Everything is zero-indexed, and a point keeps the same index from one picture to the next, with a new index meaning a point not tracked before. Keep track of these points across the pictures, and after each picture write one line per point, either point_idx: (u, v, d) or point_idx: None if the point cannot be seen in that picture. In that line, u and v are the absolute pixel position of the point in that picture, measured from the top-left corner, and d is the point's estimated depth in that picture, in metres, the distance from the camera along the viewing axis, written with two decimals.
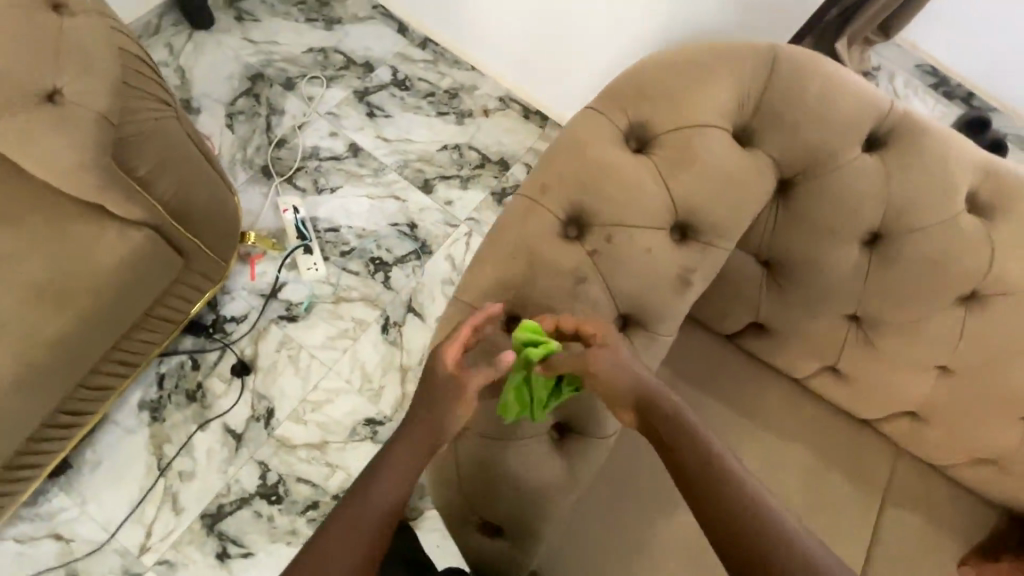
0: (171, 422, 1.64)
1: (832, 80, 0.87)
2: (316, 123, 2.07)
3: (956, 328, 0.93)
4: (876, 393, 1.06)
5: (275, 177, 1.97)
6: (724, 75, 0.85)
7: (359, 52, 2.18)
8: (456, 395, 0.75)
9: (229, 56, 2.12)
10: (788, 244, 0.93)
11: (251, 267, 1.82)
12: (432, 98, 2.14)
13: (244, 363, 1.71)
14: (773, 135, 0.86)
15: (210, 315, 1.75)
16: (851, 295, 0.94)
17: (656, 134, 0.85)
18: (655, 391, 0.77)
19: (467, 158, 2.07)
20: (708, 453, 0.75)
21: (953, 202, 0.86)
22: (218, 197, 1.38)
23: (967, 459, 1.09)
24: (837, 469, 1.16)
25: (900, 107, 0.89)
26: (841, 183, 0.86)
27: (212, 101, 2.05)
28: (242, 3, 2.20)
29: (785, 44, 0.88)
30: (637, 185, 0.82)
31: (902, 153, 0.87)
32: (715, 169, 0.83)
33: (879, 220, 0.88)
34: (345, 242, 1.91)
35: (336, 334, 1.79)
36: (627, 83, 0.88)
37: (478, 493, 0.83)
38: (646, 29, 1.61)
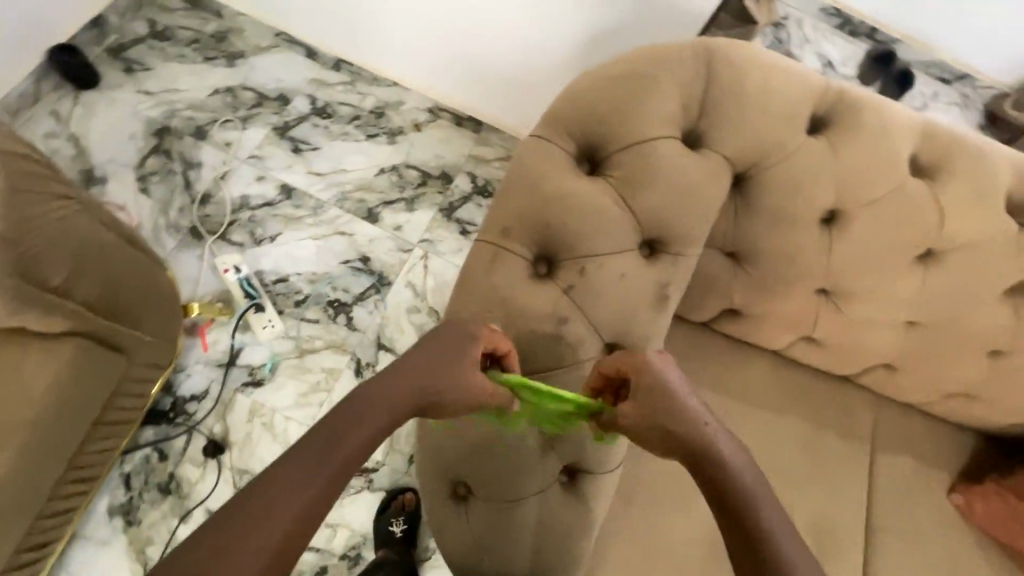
0: (149, 522, 1.53)
1: (767, 69, 0.87)
2: (239, 170, 1.94)
3: (916, 284, 0.96)
4: (854, 355, 1.09)
5: (206, 236, 1.84)
6: (663, 82, 0.84)
7: (269, 85, 2.04)
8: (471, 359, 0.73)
9: (127, 113, 1.94)
10: (751, 234, 0.93)
11: (201, 338, 1.71)
12: (358, 121, 2.04)
13: (215, 442, 1.61)
14: (720, 134, 0.85)
15: (168, 399, 1.64)
16: (818, 272, 0.96)
17: (607, 154, 0.84)
18: (694, 415, 0.73)
19: (407, 178, 1.99)
20: (739, 485, 0.71)
21: (898, 169, 0.88)
22: (147, 275, 1.27)
23: (943, 396, 1.14)
24: (828, 430, 1.18)
25: (834, 83, 0.90)
26: (792, 169, 0.87)
27: (117, 166, 1.88)
28: (128, 52, 2.01)
29: (715, 40, 0.88)
30: (599, 211, 0.80)
31: (845, 130, 0.88)
32: (673, 179, 0.82)
33: (832, 198, 0.89)
34: (298, 291, 1.81)
35: (308, 390, 1.70)
36: (567, 105, 0.85)
37: (501, 553, 0.83)
38: (569, 21, 1.57)
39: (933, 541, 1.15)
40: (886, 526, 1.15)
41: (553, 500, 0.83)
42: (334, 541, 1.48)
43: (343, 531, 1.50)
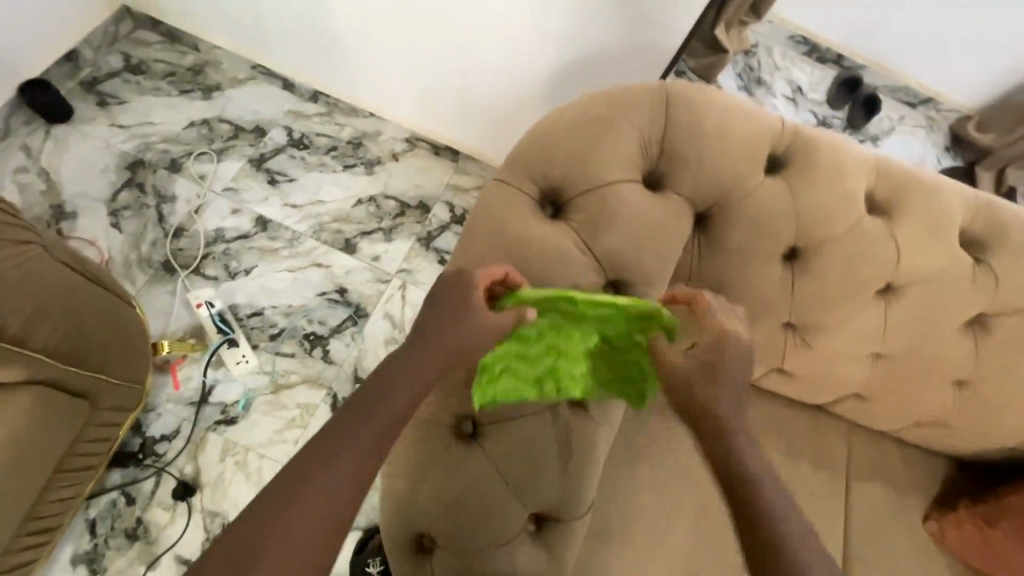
0: (114, 570, 1.47)
1: (724, 112, 0.88)
2: (214, 203, 1.92)
3: (878, 317, 0.97)
4: (822, 385, 1.09)
5: (179, 270, 1.81)
6: (623, 126, 0.85)
7: (246, 117, 2.05)
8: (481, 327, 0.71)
9: (99, 146, 1.93)
10: (715, 273, 0.94)
11: (173, 375, 1.67)
12: (335, 151, 2.04)
13: (186, 484, 1.56)
14: (679, 176, 0.86)
15: (137, 440, 1.60)
16: (782, 307, 0.97)
17: (569, 198, 0.84)
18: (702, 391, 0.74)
19: (384, 208, 1.99)
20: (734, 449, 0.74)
21: (856, 209, 0.90)
22: (117, 317, 1.25)
23: (913, 424, 1.15)
24: (802, 459, 1.18)
25: (789, 125, 0.92)
26: (752, 210, 0.88)
27: (89, 200, 1.85)
28: (103, 86, 2.01)
29: (674, 83, 0.89)
30: (562, 256, 0.80)
31: (803, 170, 0.90)
32: (635, 223, 0.83)
33: (792, 237, 0.91)
34: (273, 324, 1.78)
35: (283, 426, 1.66)
36: (529, 148, 0.86)
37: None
38: (541, 58, 1.60)
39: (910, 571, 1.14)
40: (863, 557, 1.14)
41: (520, 550, 0.81)
42: None
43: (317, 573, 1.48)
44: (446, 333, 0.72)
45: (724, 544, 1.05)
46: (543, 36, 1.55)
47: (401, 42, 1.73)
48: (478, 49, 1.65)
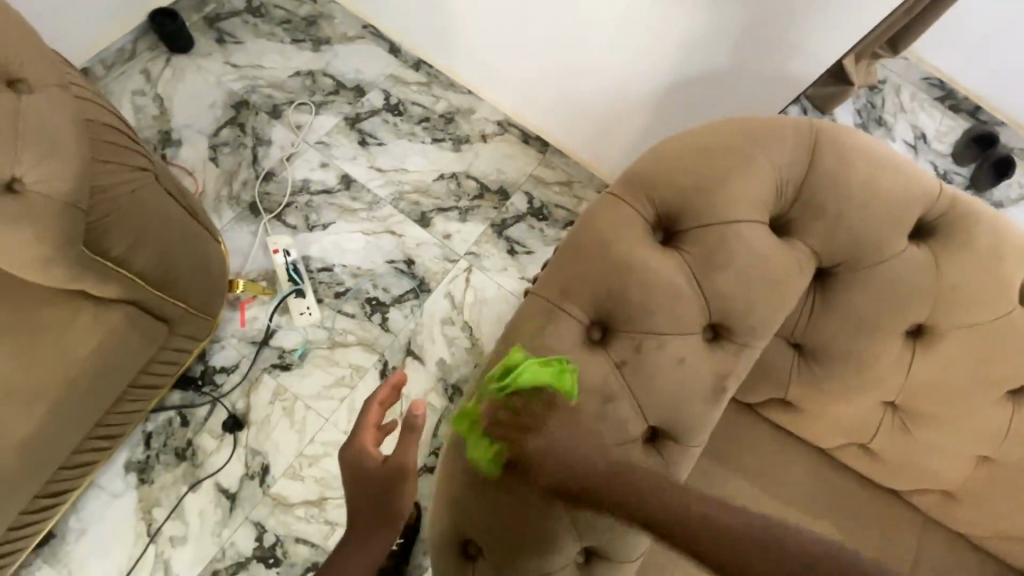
0: (160, 483, 1.56)
1: (877, 163, 0.80)
2: (306, 153, 1.97)
3: (996, 417, 0.88)
4: (912, 474, 0.99)
5: (263, 213, 1.87)
6: (762, 161, 0.78)
7: (348, 75, 2.07)
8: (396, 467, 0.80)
9: (211, 81, 2.00)
10: (825, 334, 0.86)
11: (241, 313, 1.73)
12: (427, 123, 2.04)
13: (236, 418, 1.63)
14: (811, 226, 0.79)
15: (199, 367, 1.67)
16: (892, 385, 0.88)
17: (686, 227, 0.78)
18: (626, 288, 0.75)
19: (465, 188, 1.98)
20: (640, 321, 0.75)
21: (1007, 298, 0.81)
22: (205, 252, 1.31)
23: (1003, 537, 1.03)
24: (866, 547, 1.09)
25: (948, 190, 0.82)
26: (886, 275, 0.80)
27: (194, 131, 1.94)
28: (223, 24, 2.08)
29: (825, 122, 0.82)
30: (669, 287, 0.75)
31: (953, 243, 0.80)
32: (756, 268, 0.76)
33: (922, 314, 0.82)
34: (340, 283, 1.82)
35: (332, 383, 1.70)
36: (652, 166, 0.81)
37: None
38: (653, 72, 1.53)
39: None
40: None
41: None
42: (331, 539, 1.56)
43: (340, 531, 1.57)
44: (380, 499, 0.82)
45: None
46: (658, 51, 1.47)
47: (513, 28, 1.68)
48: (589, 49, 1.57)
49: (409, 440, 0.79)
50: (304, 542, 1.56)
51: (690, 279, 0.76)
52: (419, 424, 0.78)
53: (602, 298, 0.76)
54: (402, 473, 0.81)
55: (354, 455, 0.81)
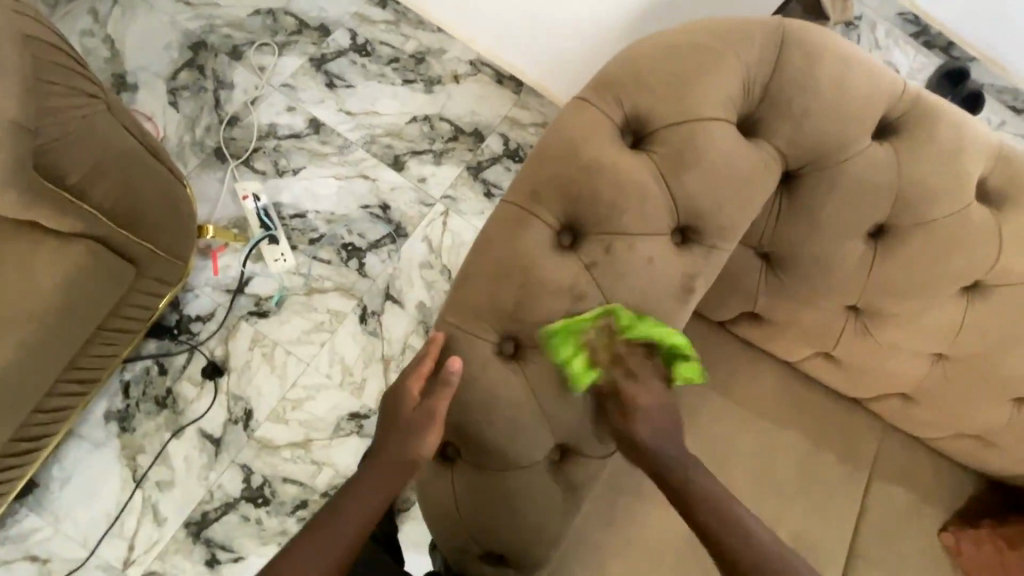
0: (142, 430, 1.56)
1: (845, 59, 0.80)
2: (271, 97, 1.89)
3: (951, 313, 0.91)
4: (871, 377, 1.04)
5: (229, 159, 1.81)
6: (731, 58, 0.77)
7: (312, 13, 1.98)
8: (428, 418, 0.75)
9: (165, 21, 1.89)
10: (790, 239, 0.88)
11: (213, 261, 1.70)
12: (397, 64, 1.97)
13: (215, 365, 1.63)
14: (779, 126, 0.79)
15: (174, 316, 1.65)
16: (854, 289, 0.91)
17: (654, 128, 0.78)
18: (596, 192, 0.76)
19: (438, 130, 1.93)
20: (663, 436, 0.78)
21: (964, 193, 0.83)
22: (172, 191, 1.27)
23: (956, 435, 1.09)
24: (828, 451, 1.16)
25: (913, 89, 0.83)
26: (849, 173, 0.81)
27: (150, 74, 1.84)
28: None
29: (794, 20, 0.81)
30: (638, 187, 0.76)
31: (915, 140, 0.82)
32: (725, 167, 0.77)
33: (884, 213, 0.84)
34: (314, 229, 1.79)
35: (311, 328, 1.70)
36: (622, 69, 0.79)
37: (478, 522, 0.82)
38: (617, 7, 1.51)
39: None
40: (869, 556, 1.13)
41: (540, 477, 0.83)
42: (318, 478, 1.59)
43: (327, 469, 1.60)
44: (393, 449, 0.77)
45: None
46: None
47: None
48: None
49: (438, 389, 0.75)
50: (292, 482, 1.58)
51: (658, 179, 0.76)
52: (454, 382, 0.74)
53: (571, 203, 0.76)
54: (428, 423, 0.76)
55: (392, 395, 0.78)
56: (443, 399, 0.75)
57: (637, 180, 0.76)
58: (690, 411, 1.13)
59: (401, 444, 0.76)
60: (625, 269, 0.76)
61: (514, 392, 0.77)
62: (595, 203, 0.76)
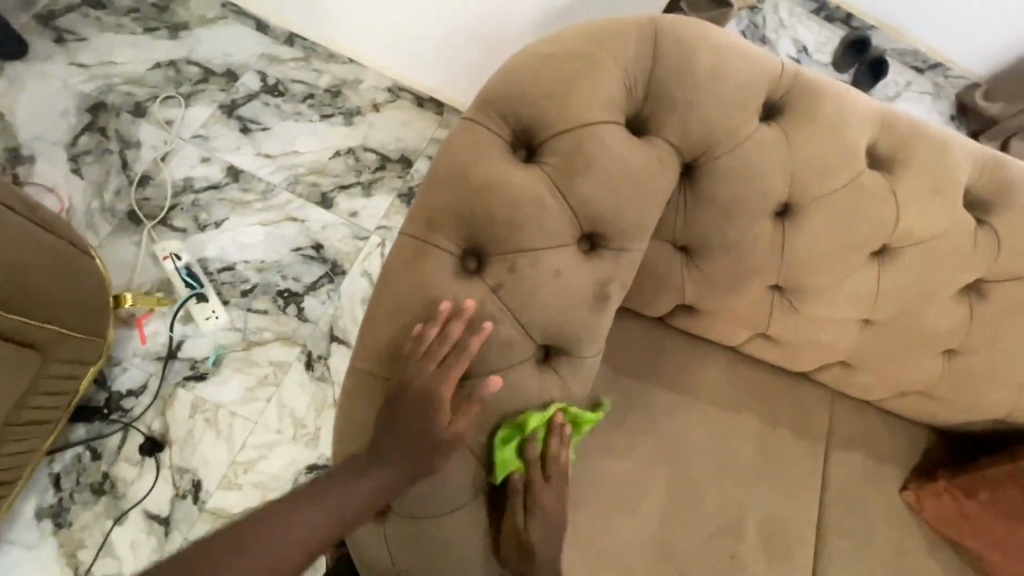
0: (81, 523, 1.45)
1: (720, 46, 0.80)
2: (182, 150, 1.82)
3: (868, 279, 0.92)
4: (806, 351, 1.05)
5: (144, 221, 1.72)
6: (608, 60, 0.77)
7: (216, 59, 1.92)
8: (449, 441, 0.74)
9: (58, 86, 1.80)
10: (700, 229, 0.88)
11: (139, 330, 1.61)
12: (312, 100, 1.92)
13: (153, 440, 1.53)
14: (667, 121, 0.79)
15: (102, 394, 1.55)
16: (773, 268, 0.92)
17: (543, 139, 0.77)
18: (492, 214, 0.74)
19: (364, 161, 1.89)
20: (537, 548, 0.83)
21: (855, 161, 0.84)
22: (73, 266, 1.20)
23: (898, 393, 1.11)
24: (783, 429, 1.16)
25: (791, 68, 0.84)
26: (746, 156, 0.81)
27: (47, 143, 1.74)
28: (59, 21, 1.87)
29: (667, 14, 0.81)
30: (535, 202, 0.74)
31: (799, 118, 0.83)
32: (618, 169, 0.76)
33: (785, 192, 0.85)
34: (245, 280, 1.71)
35: (254, 384, 1.62)
36: (504, 83, 0.78)
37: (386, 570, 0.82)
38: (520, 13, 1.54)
39: (889, 542, 1.14)
40: (839, 527, 1.13)
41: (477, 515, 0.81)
42: None
43: None
44: (409, 459, 0.74)
45: (695, 512, 1.08)
46: None
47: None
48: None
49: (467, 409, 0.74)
50: None
51: (552, 191, 0.75)
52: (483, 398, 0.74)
53: (469, 228, 0.75)
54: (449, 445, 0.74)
55: (419, 395, 0.71)
56: (473, 416, 0.74)
57: (529, 197, 0.74)
58: (642, 412, 1.11)
59: (420, 456, 0.74)
60: (532, 289, 0.75)
61: (439, 433, 0.73)
62: (492, 225, 0.74)
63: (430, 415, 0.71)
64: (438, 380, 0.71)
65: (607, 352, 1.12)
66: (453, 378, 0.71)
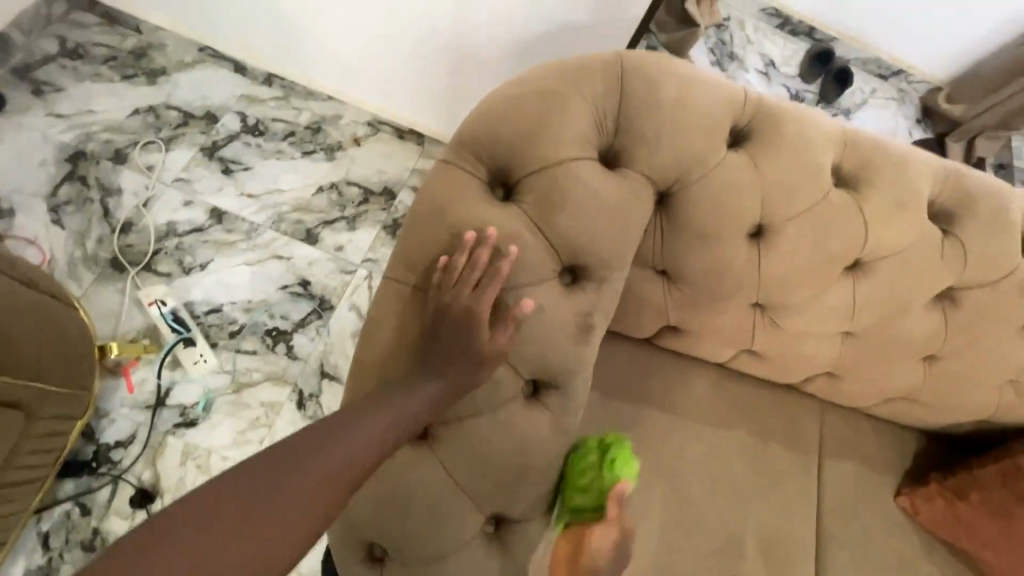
0: None
1: (683, 78, 0.83)
2: (165, 194, 1.82)
3: (844, 294, 0.95)
4: (790, 364, 1.07)
5: (128, 268, 1.71)
6: (577, 99, 0.79)
7: (195, 103, 1.93)
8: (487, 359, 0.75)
9: (36, 137, 1.80)
10: (678, 255, 0.90)
11: (126, 379, 1.59)
12: (293, 137, 1.94)
13: (144, 491, 1.50)
14: (638, 154, 0.81)
15: (90, 448, 1.52)
16: (752, 288, 0.94)
17: (518, 177, 0.79)
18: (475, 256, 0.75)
19: (347, 196, 1.90)
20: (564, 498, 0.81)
21: (822, 182, 0.87)
22: (55, 321, 1.19)
23: (883, 400, 1.13)
24: (775, 443, 1.17)
25: (754, 95, 0.87)
26: (717, 184, 0.84)
27: (26, 195, 1.73)
28: (37, 73, 1.88)
29: (631, 50, 0.84)
30: (515, 241, 0.76)
31: (764, 144, 0.86)
32: (594, 203, 0.78)
33: (757, 216, 0.88)
34: (233, 321, 1.70)
35: (246, 426, 1.60)
36: (478, 125, 0.80)
37: None
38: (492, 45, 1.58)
39: (888, 550, 1.14)
40: (837, 539, 1.13)
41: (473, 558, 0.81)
42: None
43: None
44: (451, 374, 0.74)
45: (693, 534, 1.08)
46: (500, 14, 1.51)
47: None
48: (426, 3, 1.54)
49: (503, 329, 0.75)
50: None
51: (530, 229, 0.77)
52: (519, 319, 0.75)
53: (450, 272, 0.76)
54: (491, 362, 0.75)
55: (457, 317, 0.73)
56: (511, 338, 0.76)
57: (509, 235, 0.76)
58: (635, 435, 1.11)
59: (464, 371, 0.74)
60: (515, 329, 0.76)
61: None
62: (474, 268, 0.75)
63: (470, 333, 0.73)
64: (471, 300, 0.73)
65: (597, 376, 1.13)
66: (489, 296, 0.74)
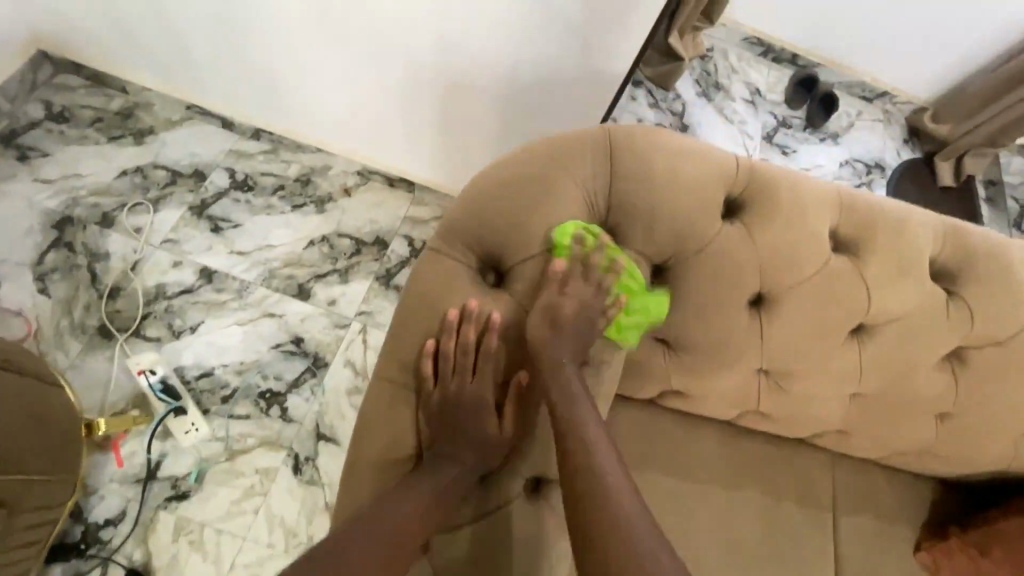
0: None
1: (674, 150, 0.82)
2: (153, 256, 1.80)
3: (849, 357, 0.92)
4: (798, 425, 1.03)
5: (117, 334, 1.68)
6: (567, 181, 0.78)
7: (183, 161, 1.92)
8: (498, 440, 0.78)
9: (22, 204, 1.78)
10: (678, 327, 0.87)
11: (116, 453, 1.54)
12: (282, 191, 1.93)
13: (136, 572, 1.44)
14: (631, 233, 0.80)
15: (78, 528, 1.47)
16: (755, 355, 0.91)
17: (510, 265, 0.79)
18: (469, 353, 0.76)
19: (339, 248, 1.88)
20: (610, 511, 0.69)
21: (821, 247, 0.85)
22: (38, 410, 1.15)
23: (897, 455, 1.09)
24: (787, 502, 1.13)
25: (746, 162, 0.86)
26: (714, 256, 0.82)
27: (11, 265, 1.70)
28: (23, 139, 1.87)
29: (619, 123, 0.82)
30: (508, 328, 0.77)
31: (760, 212, 0.84)
32: (586, 289, 0.78)
33: (757, 285, 0.85)
34: (225, 385, 1.66)
35: (240, 496, 1.55)
36: (467, 211, 0.78)
37: None
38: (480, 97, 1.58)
39: None
40: None
41: None
42: None
43: None
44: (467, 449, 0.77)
45: None
46: (488, 69, 1.50)
47: (337, 62, 1.61)
48: (413, 63, 1.54)
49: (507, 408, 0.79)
50: None
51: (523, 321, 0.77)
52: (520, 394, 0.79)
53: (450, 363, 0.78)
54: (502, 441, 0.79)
55: (462, 404, 0.77)
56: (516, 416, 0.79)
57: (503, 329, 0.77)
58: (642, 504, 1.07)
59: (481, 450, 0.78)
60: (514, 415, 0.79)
61: None
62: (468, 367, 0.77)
63: (479, 418, 0.77)
64: (469, 387, 0.76)
65: None
66: (490, 375, 0.77)
